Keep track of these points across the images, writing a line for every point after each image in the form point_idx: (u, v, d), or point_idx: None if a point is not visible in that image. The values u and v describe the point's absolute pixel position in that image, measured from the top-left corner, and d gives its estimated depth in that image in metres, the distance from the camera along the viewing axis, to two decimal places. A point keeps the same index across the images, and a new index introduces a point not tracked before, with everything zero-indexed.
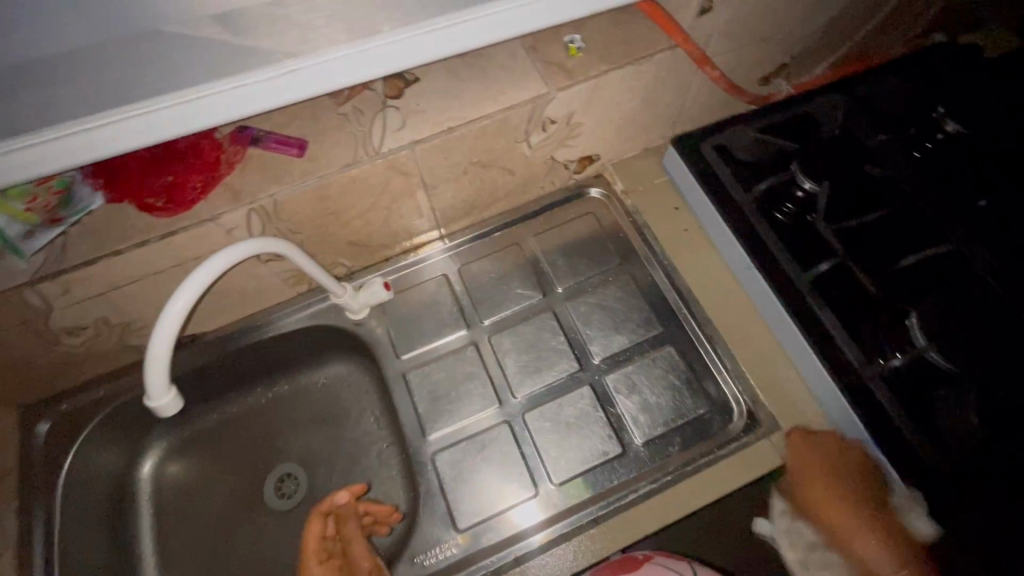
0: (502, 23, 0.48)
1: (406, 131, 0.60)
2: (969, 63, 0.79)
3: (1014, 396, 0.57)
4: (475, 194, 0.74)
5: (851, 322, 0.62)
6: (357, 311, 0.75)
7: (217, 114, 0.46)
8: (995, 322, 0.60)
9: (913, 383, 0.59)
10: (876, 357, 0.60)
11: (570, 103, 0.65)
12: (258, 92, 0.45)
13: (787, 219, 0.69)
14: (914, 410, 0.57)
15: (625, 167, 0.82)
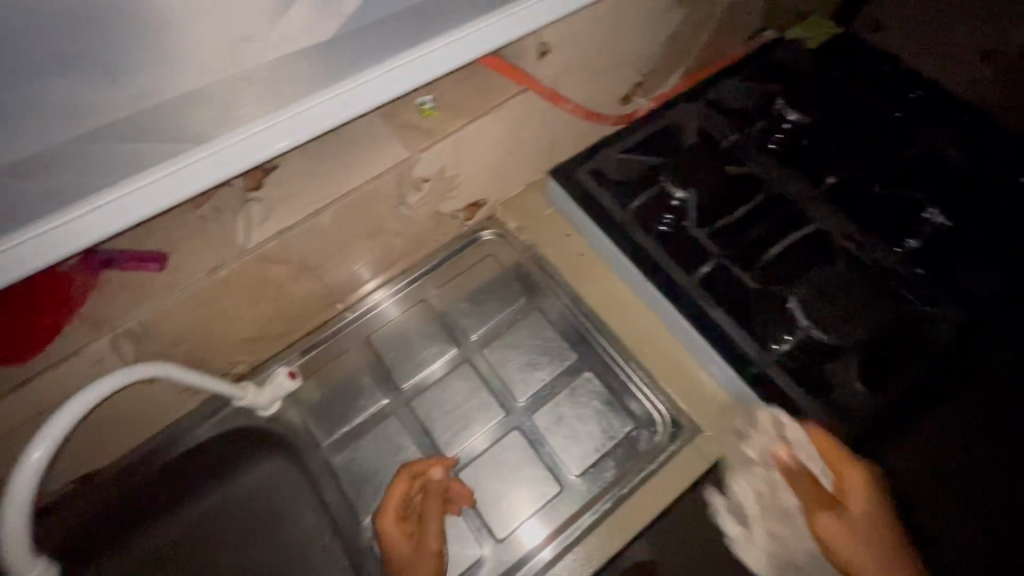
0: (399, 75, 0.48)
1: (271, 221, 0.58)
2: (798, 54, 0.87)
3: (894, 352, 0.62)
4: (366, 263, 0.73)
5: (743, 316, 0.64)
6: (266, 406, 0.71)
7: (120, 217, 0.42)
8: (859, 292, 0.66)
9: (807, 362, 0.62)
10: (769, 344, 0.63)
11: (437, 161, 0.66)
12: (162, 188, 0.42)
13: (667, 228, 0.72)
14: (813, 386, 0.60)
15: (513, 204, 0.83)
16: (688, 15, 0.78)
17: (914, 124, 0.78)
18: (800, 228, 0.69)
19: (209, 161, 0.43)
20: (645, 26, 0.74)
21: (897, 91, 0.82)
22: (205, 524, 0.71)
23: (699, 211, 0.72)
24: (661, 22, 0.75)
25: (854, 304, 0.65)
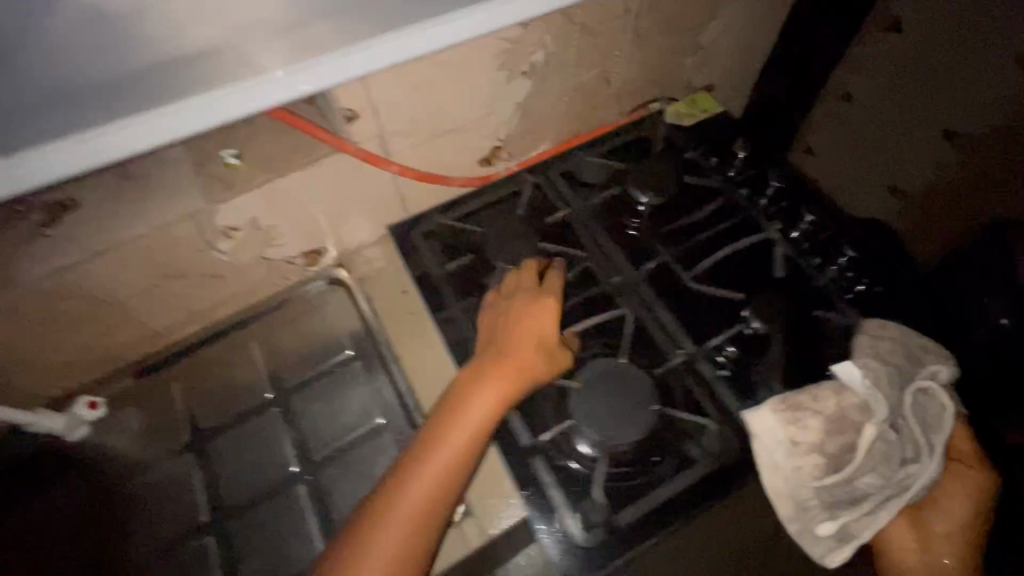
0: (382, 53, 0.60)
1: (53, 257, 0.60)
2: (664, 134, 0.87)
3: (663, 456, 0.62)
4: (187, 301, 0.74)
5: (524, 407, 0.63)
6: (69, 429, 0.72)
7: (160, 133, 0.57)
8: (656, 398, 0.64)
9: (575, 459, 0.61)
10: (540, 434, 0.62)
11: (246, 211, 0.68)
12: (189, 119, 0.58)
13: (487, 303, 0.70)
14: (569, 486, 0.60)
15: (360, 255, 0.84)
16: (541, 86, 0.79)
17: (763, 217, 0.76)
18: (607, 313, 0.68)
19: (227, 101, 0.59)
20: (486, 95, 0.74)
21: (752, 181, 0.80)
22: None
23: None
24: (502, 92, 0.75)
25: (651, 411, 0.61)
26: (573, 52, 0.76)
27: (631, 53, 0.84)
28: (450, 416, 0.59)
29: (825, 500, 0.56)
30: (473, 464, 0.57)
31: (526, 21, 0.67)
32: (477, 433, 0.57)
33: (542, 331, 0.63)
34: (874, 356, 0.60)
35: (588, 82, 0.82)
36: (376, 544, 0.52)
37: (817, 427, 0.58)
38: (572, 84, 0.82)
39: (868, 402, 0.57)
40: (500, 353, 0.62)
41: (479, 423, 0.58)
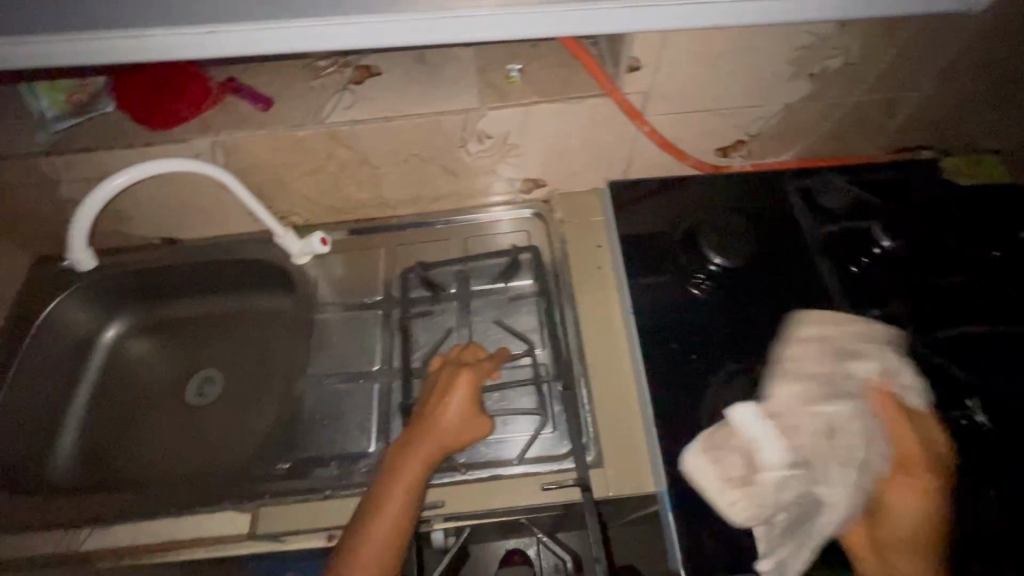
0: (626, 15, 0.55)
1: (353, 110, 0.71)
2: (928, 185, 0.81)
3: None
4: (421, 186, 0.84)
5: (695, 397, 0.66)
6: (297, 256, 0.86)
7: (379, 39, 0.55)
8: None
9: None
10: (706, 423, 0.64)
11: (503, 124, 0.73)
12: (415, 28, 0.54)
13: (702, 293, 0.74)
14: None
15: (570, 200, 0.88)
16: (820, 94, 0.74)
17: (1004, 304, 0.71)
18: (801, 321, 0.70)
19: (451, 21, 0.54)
20: (761, 86, 0.72)
21: (1011, 272, 0.74)
22: (225, 319, 0.94)
23: (728, 285, 0.74)
24: (778, 88, 0.73)
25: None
26: (871, 68, 0.71)
27: (931, 91, 0.75)
28: (405, 455, 0.62)
29: (788, 519, 0.56)
30: (416, 500, 0.60)
31: (846, 21, 0.64)
32: (423, 470, 0.61)
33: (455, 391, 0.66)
34: (796, 379, 0.60)
35: (868, 104, 0.76)
36: (359, 548, 0.56)
37: (742, 464, 0.56)
38: (852, 103, 0.76)
39: (766, 425, 0.57)
40: (432, 408, 0.66)
41: (414, 467, 0.61)
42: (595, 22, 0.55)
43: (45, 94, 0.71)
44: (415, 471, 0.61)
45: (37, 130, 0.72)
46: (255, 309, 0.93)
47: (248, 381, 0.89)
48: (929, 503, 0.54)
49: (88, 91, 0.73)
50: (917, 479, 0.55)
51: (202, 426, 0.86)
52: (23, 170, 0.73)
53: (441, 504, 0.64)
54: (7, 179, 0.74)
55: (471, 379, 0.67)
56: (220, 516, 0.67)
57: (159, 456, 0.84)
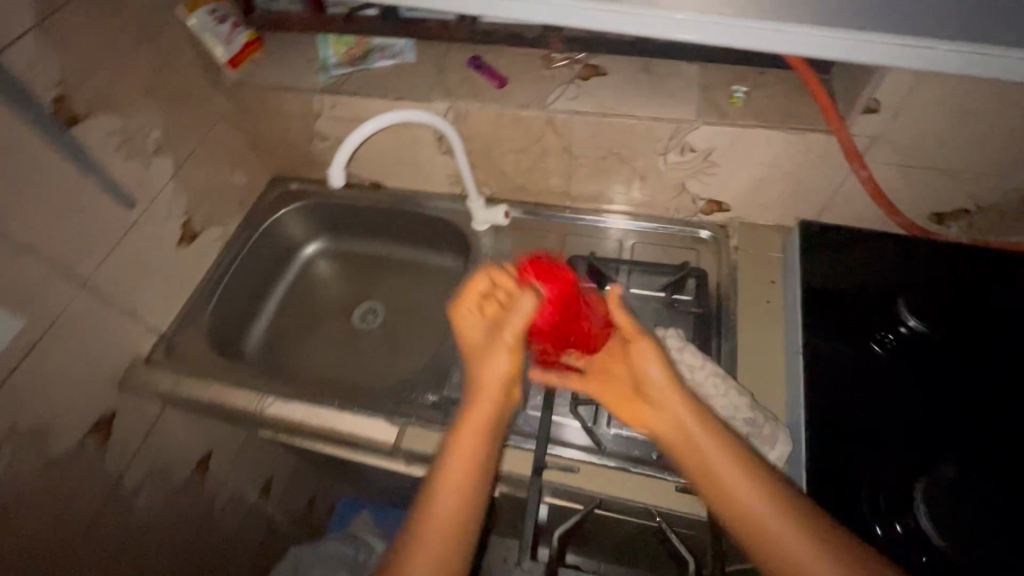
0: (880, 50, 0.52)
1: (574, 102, 0.78)
2: None
3: None
4: (607, 186, 0.89)
5: (858, 459, 0.62)
6: (478, 223, 0.95)
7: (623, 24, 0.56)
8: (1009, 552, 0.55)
9: (901, 539, 0.57)
10: (866, 494, 0.59)
11: (710, 141, 0.75)
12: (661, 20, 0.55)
13: (883, 349, 0.69)
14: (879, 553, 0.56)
15: (749, 229, 0.87)
16: None
17: None
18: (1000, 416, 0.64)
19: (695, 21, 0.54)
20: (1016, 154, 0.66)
21: None
22: (402, 265, 1.09)
23: (922, 350, 0.69)
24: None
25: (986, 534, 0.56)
26: None
27: None
28: (449, 470, 0.57)
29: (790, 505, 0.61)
30: (481, 479, 0.57)
31: None
32: (467, 481, 0.56)
33: (494, 380, 0.61)
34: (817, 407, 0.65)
35: None
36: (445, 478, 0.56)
37: None
38: None
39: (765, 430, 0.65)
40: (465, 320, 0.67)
41: (456, 485, 0.56)
42: (858, 52, 0.53)
43: (335, 46, 0.89)
44: (463, 469, 0.57)
45: (318, 72, 0.89)
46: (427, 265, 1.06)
47: (406, 324, 1.02)
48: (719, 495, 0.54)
49: (393, 48, 0.88)
50: (718, 451, 0.55)
51: (365, 348, 1.01)
52: (300, 102, 0.90)
53: (576, 473, 0.68)
54: (285, 106, 0.91)
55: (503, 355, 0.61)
56: (376, 423, 0.78)
57: (327, 364, 0.99)
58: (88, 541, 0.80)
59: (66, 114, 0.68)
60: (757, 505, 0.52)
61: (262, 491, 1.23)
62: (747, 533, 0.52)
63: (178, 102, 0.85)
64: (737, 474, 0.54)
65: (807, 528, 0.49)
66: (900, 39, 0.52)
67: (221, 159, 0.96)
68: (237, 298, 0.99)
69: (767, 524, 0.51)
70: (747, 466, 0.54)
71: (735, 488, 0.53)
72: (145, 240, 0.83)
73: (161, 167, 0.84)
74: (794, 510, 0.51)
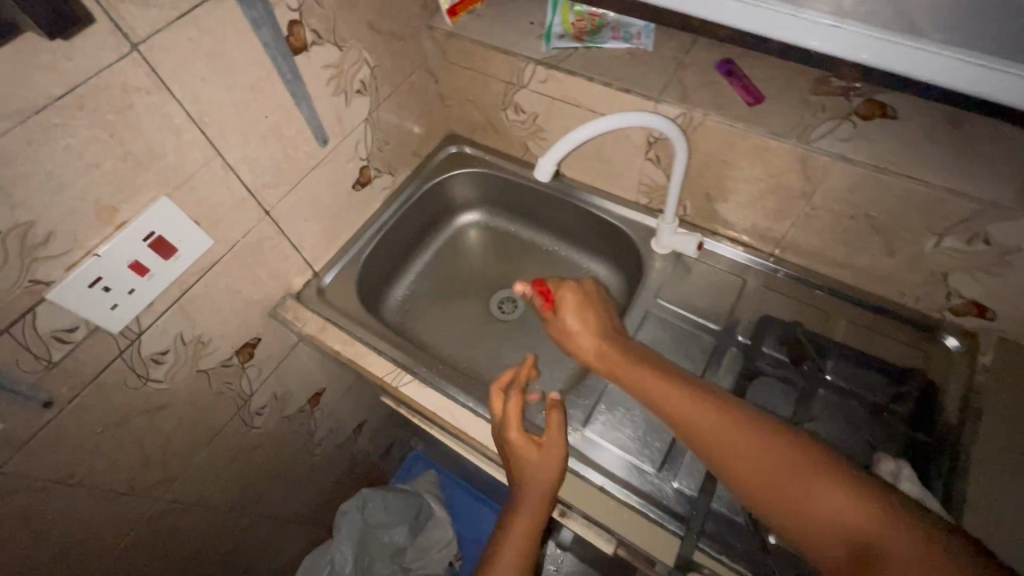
0: None
1: (845, 143, 0.62)
2: None
3: None
4: (834, 246, 0.73)
5: None
6: (659, 244, 0.83)
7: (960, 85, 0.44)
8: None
9: None
10: None
11: (1020, 239, 0.58)
12: None
13: None
14: None
15: (1010, 350, 0.68)
16: None
17: None
18: None
19: None
20: None
21: None
22: (554, 260, 1.01)
23: None
24: None
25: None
26: None
27: None
28: (510, 544, 0.65)
29: None
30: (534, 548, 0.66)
31: None
32: (523, 552, 0.65)
33: (530, 506, 0.65)
34: None
35: None
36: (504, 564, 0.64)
37: None
38: None
39: None
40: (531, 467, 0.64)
41: (515, 557, 0.65)
42: None
43: (563, 15, 0.78)
44: (524, 540, 0.65)
45: (538, 40, 0.79)
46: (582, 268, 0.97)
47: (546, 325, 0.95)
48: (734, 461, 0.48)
49: (629, 28, 0.76)
50: (663, 386, 0.56)
51: (496, 337, 0.95)
52: (509, 67, 0.81)
53: None
54: (492, 69, 0.84)
55: (547, 482, 0.64)
56: None
57: (456, 342, 0.95)
58: (209, 447, 0.83)
59: (295, 40, 0.65)
60: (727, 430, 0.50)
61: (354, 431, 1.26)
62: (715, 462, 0.50)
63: (390, 43, 0.81)
64: (686, 409, 0.53)
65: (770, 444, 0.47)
66: None
67: (410, 107, 0.91)
68: (388, 251, 0.96)
69: (728, 444, 0.49)
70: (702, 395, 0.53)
71: (687, 419, 0.53)
72: (326, 179, 0.81)
73: (359, 108, 0.80)
74: (748, 422, 0.50)
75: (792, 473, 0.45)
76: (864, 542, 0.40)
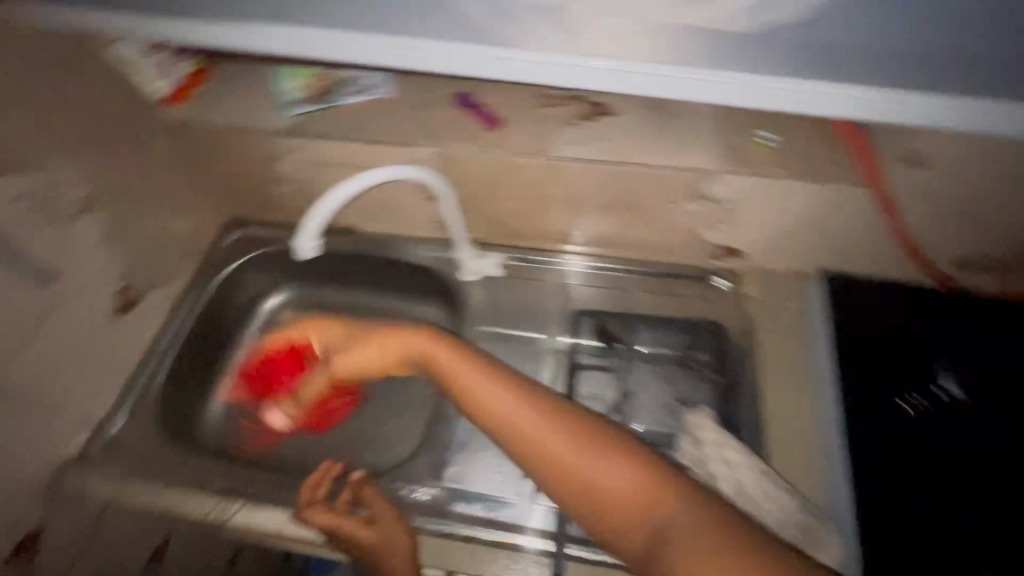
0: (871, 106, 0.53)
1: (579, 147, 0.68)
2: None
3: None
4: (610, 232, 0.80)
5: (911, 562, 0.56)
6: (465, 273, 0.84)
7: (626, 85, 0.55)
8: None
9: None
10: None
11: (733, 191, 0.68)
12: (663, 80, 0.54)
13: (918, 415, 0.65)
14: None
15: (766, 278, 0.80)
16: None
17: None
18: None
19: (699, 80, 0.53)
20: None
21: None
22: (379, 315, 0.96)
23: (964, 417, 0.64)
24: None
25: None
26: None
27: None
28: None
29: None
30: None
31: None
32: None
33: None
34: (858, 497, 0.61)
35: None
36: None
37: None
38: None
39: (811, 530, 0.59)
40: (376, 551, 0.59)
41: None
42: (876, 111, 0.53)
43: (295, 79, 0.76)
44: None
45: (275, 108, 0.76)
46: (410, 315, 0.94)
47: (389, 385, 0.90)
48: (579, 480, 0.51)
49: (365, 80, 0.76)
50: (506, 395, 0.57)
51: (342, 416, 0.88)
52: (256, 144, 0.77)
53: None
54: (239, 148, 0.78)
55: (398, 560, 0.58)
56: None
57: (299, 437, 0.86)
58: None
59: None
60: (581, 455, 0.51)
61: None
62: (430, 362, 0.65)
63: (106, 149, 0.71)
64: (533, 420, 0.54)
65: (596, 440, 0.52)
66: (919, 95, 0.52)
67: (163, 208, 0.82)
68: (189, 367, 0.85)
69: (586, 465, 0.51)
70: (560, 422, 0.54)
71: (535, 437, 0.53)
72: (70, 318, 0.69)
73: (88, 228, 0.70)
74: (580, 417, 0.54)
75: (619, 460, 0.51)
76: (664, 523, 0.47)
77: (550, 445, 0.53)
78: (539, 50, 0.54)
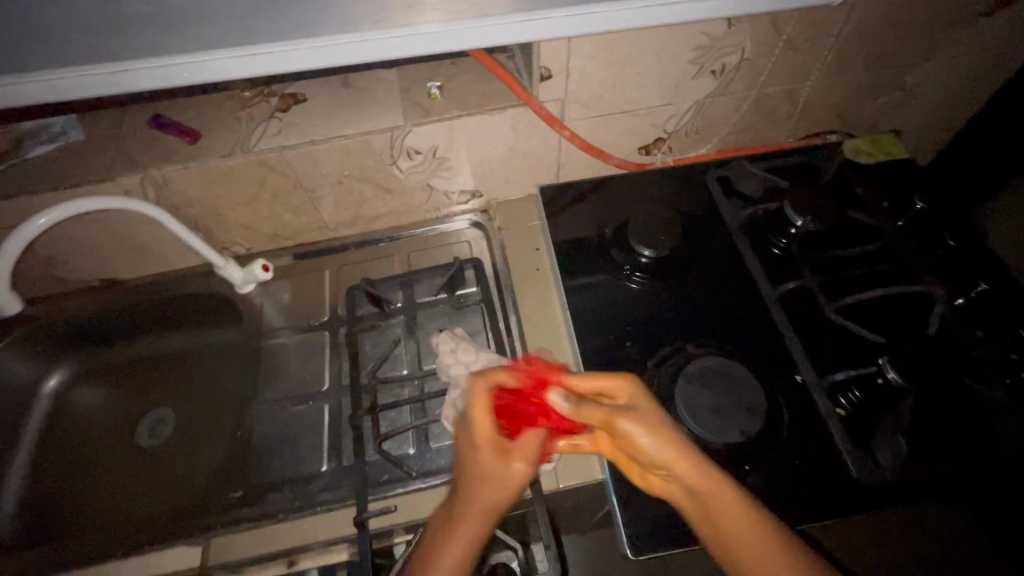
0: (458, 38, 0.62)
1: (280, 137, 0.73)
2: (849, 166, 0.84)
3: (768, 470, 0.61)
4: (357, 205, 0.86)
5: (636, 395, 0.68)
6: (240, 285, 0.86)
7: (233, 69, 0.62)
8: (766, 442, 0.62)
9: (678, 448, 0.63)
10: None
11: (430, 139, 0.76)
12: (267, 60, 0.61)
13: (639, 288, 0.77)
14: None
15: (506, 207, 0.91)
16: (724, 90, 0.78)
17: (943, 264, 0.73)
18: (728, 308, 0.72)
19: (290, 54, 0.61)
20: (672, 83, 0.75)
21: (930, 234, 0.75)
22: (176, 354, 0.92)
23: (663, 270, 0.78)
24: (686, 86, 0.76)
25: (756, 425, 0.61)
26: (769, 64, 0.76)
27: (823, 78, 0.80)
28: None
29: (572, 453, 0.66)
30: None
31: (734, 20, 0.68)
32: None
33: None
34: (591, 358, 0.71)
35: (773, 96, 0.81)
36: None
37: None
38: (756, 94, 0.80)
39: None
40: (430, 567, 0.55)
41: None
42: (458, 40, 0.62)
43: None
44: None
45: None
46: (209, 343, 0.91)
47: (203, 418, 0.87)
48: (734, 545, 0.49)
49: (51, 128, 0.74)
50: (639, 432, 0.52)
51: (159, 468, 0.83)
52: None
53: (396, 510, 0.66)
54: None
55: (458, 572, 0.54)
56: (192, 554, 0.67)
57: (115, 504, 0.81)
58: None
59: None
60: (738, 521, 0.49)
61: None
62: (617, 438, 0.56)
63: None
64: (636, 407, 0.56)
65: (762, 523, 0.49)
66: (488, 18, 0.60)
67: None
68: None
69: (736, 520, 0.49)
70: (718, 483, 0.51)
71: (712, 502, 0.50)
72: None
73: None
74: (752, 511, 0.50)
75: (779, 564, 0.47)
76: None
77: (734, 524, 0.49)
78: (155, 55, 0.59)
